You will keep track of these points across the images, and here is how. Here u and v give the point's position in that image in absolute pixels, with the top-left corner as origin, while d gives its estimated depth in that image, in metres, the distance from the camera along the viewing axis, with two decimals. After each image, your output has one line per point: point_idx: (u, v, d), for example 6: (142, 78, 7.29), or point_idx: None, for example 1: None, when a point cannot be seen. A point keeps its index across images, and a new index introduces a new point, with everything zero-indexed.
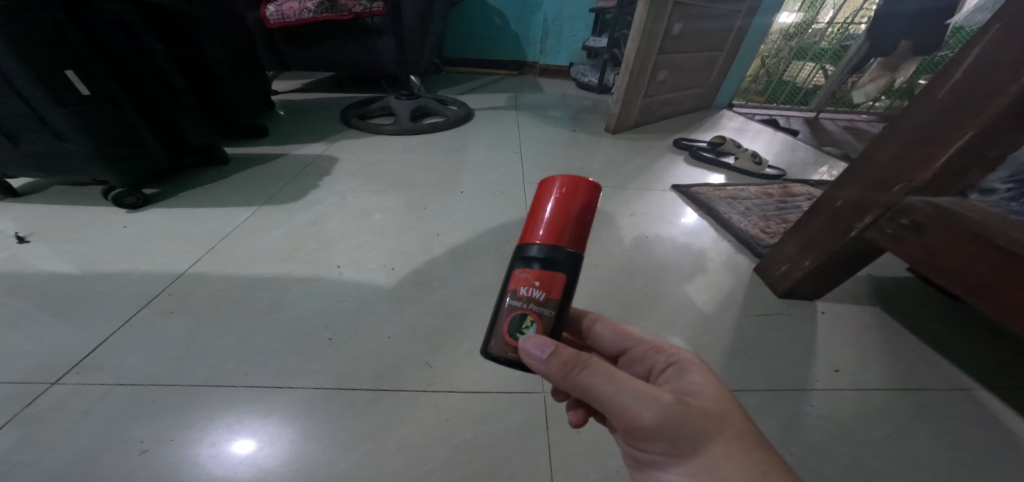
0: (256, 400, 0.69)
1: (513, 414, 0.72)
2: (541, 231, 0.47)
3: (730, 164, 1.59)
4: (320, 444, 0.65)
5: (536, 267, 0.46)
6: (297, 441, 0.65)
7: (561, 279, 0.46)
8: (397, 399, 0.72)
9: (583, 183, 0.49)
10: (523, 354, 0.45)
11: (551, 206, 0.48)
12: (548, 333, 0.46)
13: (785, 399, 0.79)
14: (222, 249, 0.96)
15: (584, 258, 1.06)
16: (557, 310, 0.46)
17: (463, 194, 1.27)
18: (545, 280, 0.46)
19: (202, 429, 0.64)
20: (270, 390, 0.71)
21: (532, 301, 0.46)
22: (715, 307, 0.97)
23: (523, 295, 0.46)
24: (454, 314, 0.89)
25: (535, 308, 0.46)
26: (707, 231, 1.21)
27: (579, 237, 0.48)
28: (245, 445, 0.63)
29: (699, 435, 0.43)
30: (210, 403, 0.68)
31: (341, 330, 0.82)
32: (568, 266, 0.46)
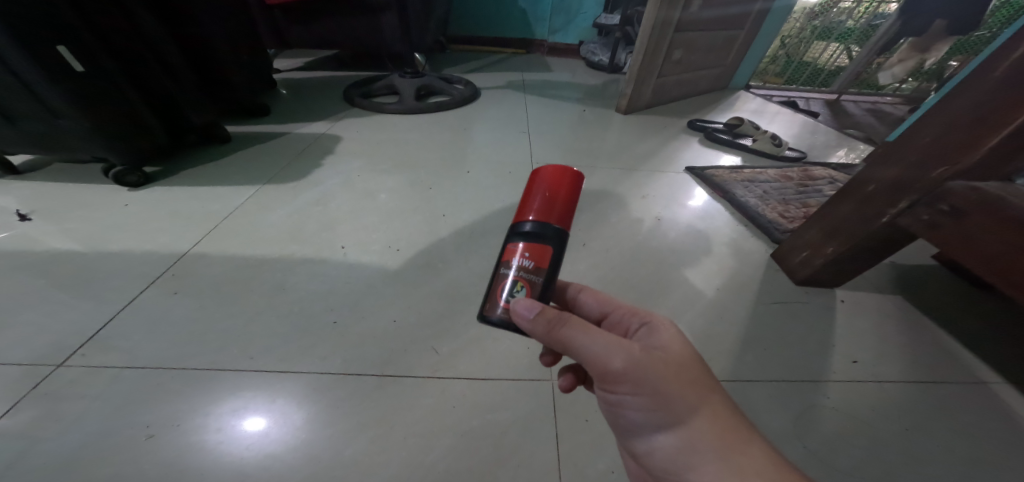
0: (262, 384, 0.68)
1: (520, 401, 0.71)
2: (532, 209, 0.48)
3: (748, 147, 1.53)
4: (327, 430, 0.63)
5: (527, 239, 0.46)
6: (304, 427, 0.63)
7: (550, 252, 0.46)
8: (403, 385, 0.70)
9: (571, 171, 0.50)
10: (512, 315, 0.44)
11: (541, 189, 0.48)
12: (537, 296, 0.45)
13: (802, 391, 0.76)
14: (223, 229, 0.93)
15: (595, 242, 1.03)
16: (547, 278, 0.46)
17: (470, 174, 1.23)
18: (535, 251, 0.46)
19: (208, 413, 0.63)
20: (275, 375, 0.69)
21: (521, 268, 0.46)
22: (730, 294, 0.93)
23: (514, 264, 0.46)
24: (460, 297, 0.86)
25: (525, 275, 0.45)
26: (722, 215, 1.17)
27: (567, 215, 0.48)
28: (253, 429, 0.62)
29: (666, 384, 0.45)
30: (214, 387, 0.66)
31: (345, 313, 0.80)
32: (556, 240, 0.46)
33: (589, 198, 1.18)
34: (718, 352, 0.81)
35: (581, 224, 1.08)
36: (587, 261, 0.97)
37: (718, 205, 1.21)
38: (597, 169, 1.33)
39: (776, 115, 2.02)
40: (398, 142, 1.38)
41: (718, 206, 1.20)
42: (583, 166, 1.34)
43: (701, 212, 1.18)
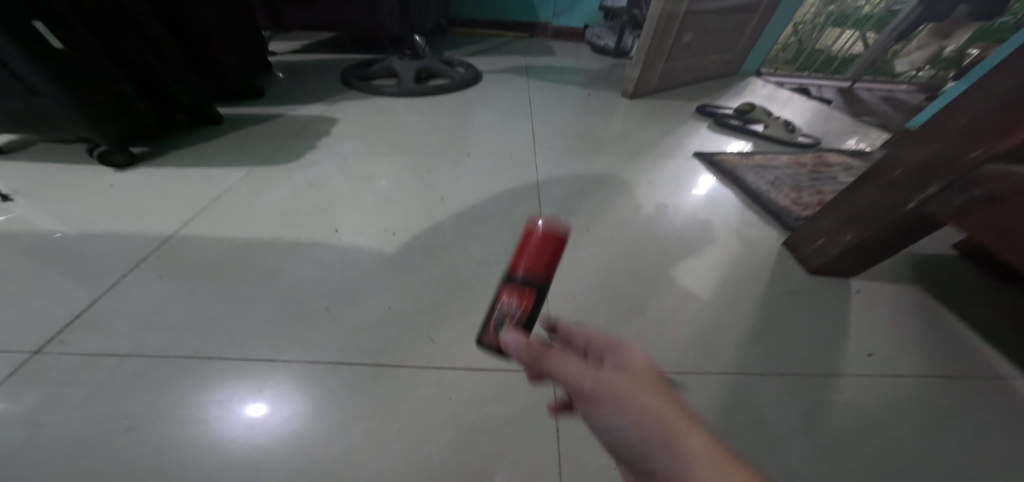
0: (249, 373, 0.64)
1: (520, 394, 0.67)
2: (525, 254, 0.50)
3: (759, 132, 1.47)
4: (317, 422, 0.60)
5: (516, 287, 0.49)
6: (295, 418, 0.60)
7: (535, 300, 0.49)
8: (398, 376, 0.67)
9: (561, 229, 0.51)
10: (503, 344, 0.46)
11: (535, 241, 0.50)
12: (522, 327, 0.49)
13: (817, 385, 0.72)
14: (211, 211, 0.89)
15: (600, 228, 0.99)
16: (530, 321, 0.49)
17: (471, 158, 1.19)
18: (522, 299, 0.49)
19: (193, 404, 0.60)
20: (263, 364, 0.66)
21: (509, 310, 0.49)
22: (741, 283, 0.89)
23: (503, 305, 0.49)
24: (458, 284, 0.82)
25: (512, 314, 0.49)
26: (733, 202, 1.12)
27: (552, 267, 0.50)
28: (249, 417, 0.60)
29: (651, 401, 0.40)
30: (200, 376, 0.63)
31: (338, 299, 0.76)
32: (541, 289, 0.49)
33: (594, 183, 1.14)
34: (729, 344, 0.77)
35: (586, 209, 1.04)
36: (590, 248, 0.94)
37: (728, 192, 1.16)
38: (602, 154, 1.28)
39: (787, 101, 1.96)
40: (397, 124, 1.33)
41: (729, 192, 1.16)
42: (588, 150, 1.29)
43: (711, 199, 1.13)
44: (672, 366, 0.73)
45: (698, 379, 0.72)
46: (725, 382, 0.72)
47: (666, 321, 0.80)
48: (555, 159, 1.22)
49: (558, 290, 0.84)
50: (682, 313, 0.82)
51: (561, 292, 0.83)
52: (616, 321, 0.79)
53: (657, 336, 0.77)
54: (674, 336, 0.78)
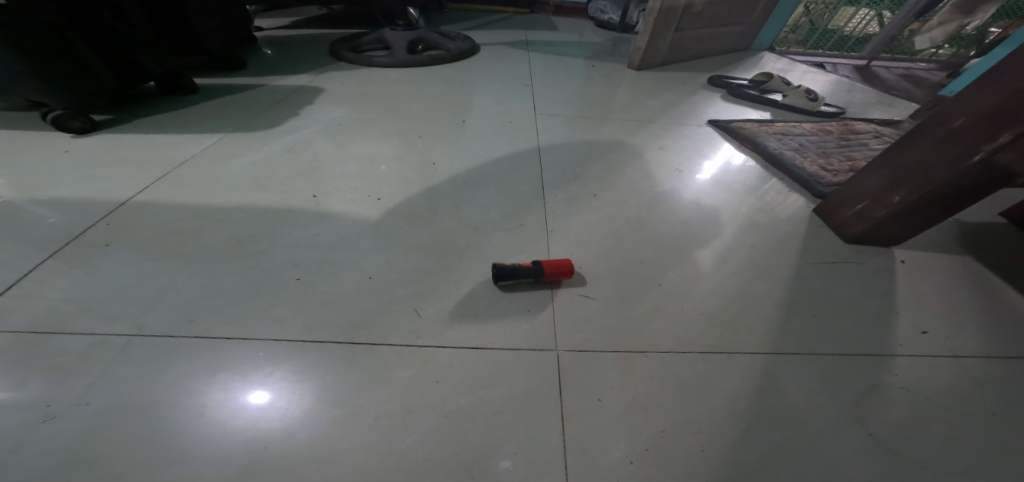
0: (202, 352, 0.55)
1: (519, 375, 0.58)
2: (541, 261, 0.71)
3: (778, 101, 1.36)
4: (280, 409, 0.51)
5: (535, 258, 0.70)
6: (255, 403, 0.51)
7: (542, 264, 0.68)
8: (378, 355, 0.58)
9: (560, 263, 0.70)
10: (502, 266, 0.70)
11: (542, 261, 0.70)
12: (517, 268, 0.68)
13: (862, 366, 0.63)
14: (175, 177, 0.80)
15: (608, 194, 0.89)
16: (521, 274, 0.67)
17: (466, 124, 1.08)
18: (535, 258, 0.70)
19: (132, 388, 0.51)
20: (217, 341, 0.56)
21: (515, 265, 0.69)
22: (769, 253, 0.79)
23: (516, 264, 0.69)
24: (450, 253, 0.73)
25: (514, 265, 0.69)
26: (753, 170, 1.02)
27: (553, 267, 0.68)
28: (243, 403, 0.51)
29: None
30: (140, 356, 0.53)
31: (310, 268, 0.66)
32: (540, 264, 0.68)
33: (601, 149, 1.04)
34: (758, 319, 0.68)
35: (592, 175, 0.94)
36: (598, 215, 0.84)
37: (746, 160, 1.06)
38: (609, 121, 1.18)
39: (804, 74, 1.84)
40: (385, 90, 1.22)
41: (747, 160, 1.06)
42: (593, 118, 1.19)
43: (729, 167, 1.03)
44: (694, 344, 0.64)
45: (726, 359, 0.62)
46: (756, 362, 0.62)
47: (687, 293, 0.70)
48: (557, 125, 1.11)
49: (562, 259, 0.74)
50: (705, 285, 0.72)
51: (566, 263, 0.74)
52: (629, 293, 0.70)
53: (676, 310, 0.68)
54: (696, 310, 0.68)
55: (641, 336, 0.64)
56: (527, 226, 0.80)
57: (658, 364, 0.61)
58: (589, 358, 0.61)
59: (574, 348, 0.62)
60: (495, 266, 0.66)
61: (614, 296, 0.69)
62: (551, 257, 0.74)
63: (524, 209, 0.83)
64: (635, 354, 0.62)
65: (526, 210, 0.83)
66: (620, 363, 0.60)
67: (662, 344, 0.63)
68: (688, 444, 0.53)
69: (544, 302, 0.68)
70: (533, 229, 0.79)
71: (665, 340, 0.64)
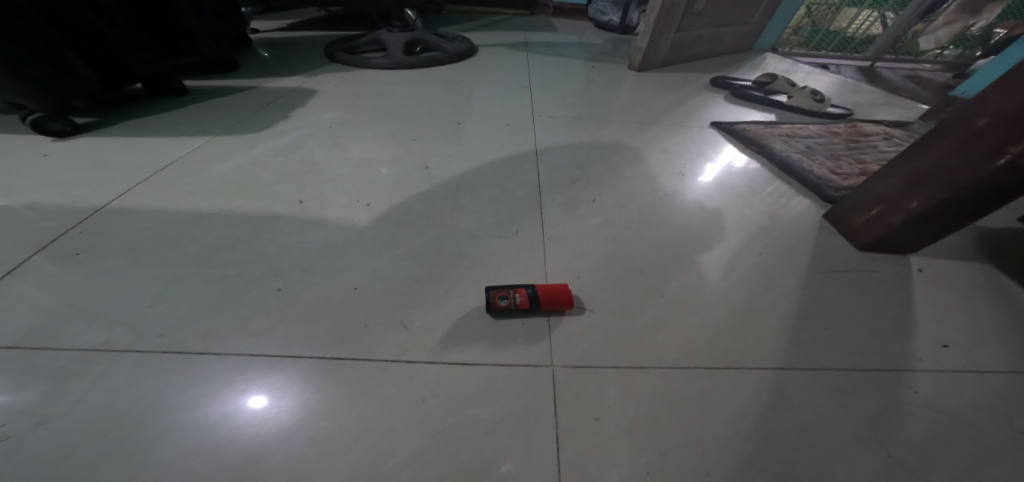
0: (168, 369, 0.51)
1: (512, 393, 0.54)
2: (541, 289, 0.64)
3: (782, 102, 1.33)
4: (251, 430, 0.47)
5: (536, 290, 0.63)
6: (224, 425, 0.47)
7: (542, 302, 0.63)
8: (360, 371, 0.54)
9: (564, 299, 0.63)
10: (497, 296, 0.63)
11: (543, 292, 0.63)
12: (514, 306, 0.62)
13: (879, 381, 0.59)
14: (156, 181, 0.76)
15: (608, 199, 0.85)
16: (517, 312, 0.63)
17: (461, 126, 1.05)
18: (536, 295, 0.63)
19: (90, 410, 0.47)
20: (186, 358, 0.52)
21: (513, 299, 0.63)
22: (777, 260, 0.75)
23: (512, 295, 0.63)
24: (441, 261, 0.69)
25: (512, 301, 0.62)
26: (759, 173, 0.98)
27: (554, 306, 0.63)
28: (215, 422, 0.47)
29: None
30: (102, 374, 0.49)
31: (292, 277, 0.63)
32: (540, 306, 0.63)
33: (600, 151, 1.00)
34: (767, 331, 0.64)
35: (591, 178, 0.90)
36: (597, 221, 0.80)
37: (750, 162, 1.02)
38: (608, 123, 1.14)
39: (808, 74, 1.80)
40: (379, 89, 1.19)
41: (752, 163, 1.02)
42: (593, 120, 1.15)
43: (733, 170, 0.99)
44: (699, 358, 0.60)
45: (733, 374, 0.58)
46: (765, 377, 0.58)
47: (691, 304, 0.67)
48: (555, 128, 1.08)
49: (560, 268, 0.70)
50: (710, 295, 0.68)
51: (564, 271, 0.70)
52: (630, 304, 0.66)
53: (680, 322, 0.64)
54: (701, 322, 0.64)
55: (643, 350, 0.60)
56: (522, 233, 0.76)
57: (661, 380, 0.57)
58: (588, 373, 0.57)
59: (571, 364, 0.58)
60: (489, 301, 0.62)
61: (614, 307, 0.65)
62: (548, 265, 0.71)
63: (520, 214, 0.80)
64: (636, 369, 0.58)
65: (522, 216, 0.79)
66: (621, 379, 0.57)
67: (664, 359, 0.59)
68: (694, 468, 0.49)
69: (540, 314, 0.64)
70: (528, 236, 0.75)
71: (668, 354, 0.60)
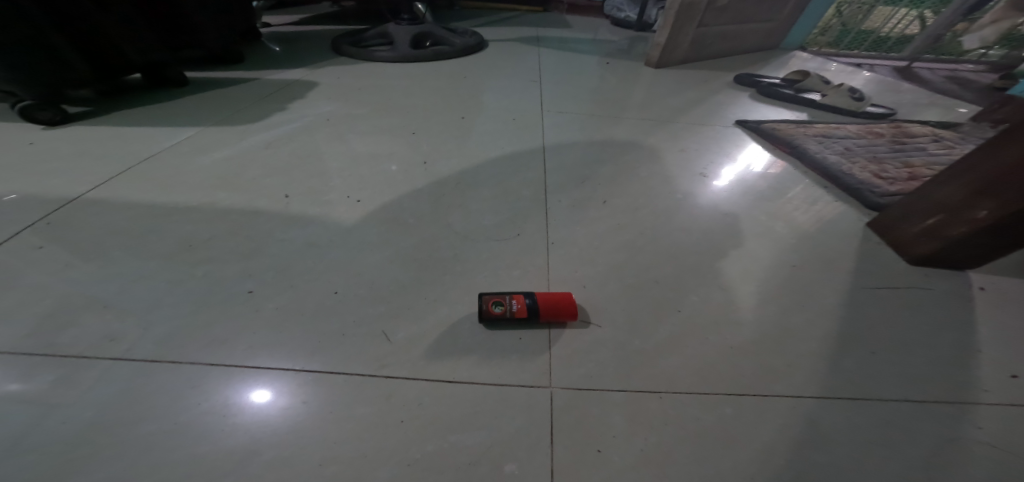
0: (114, 378, 0.45)
1: (502, 417, 0.47)
2: (540, 295, 0.57)
3: (815, 101, 1.23)
4: (197, 452, 0.41)
5: (535, 297, 0.57)
6: (168, 445, 0.41)
7: (541, 310, 0.56)
8: (332, 385, 0.48)
9: (566, 308, 0.56)
10: (491, 302, 0.56)
11: (543, 299, 0.57)
12: (510, 314, 0.55)
13: (939, 417, 0.49)
14: (134, 174, 0.73)
15: (620, 200, 0.78)
16: (513, 322, 0.56)
17: (464, 120, 0.99)
18: (535, 302, 0.56)
19: (14, 425, 0.41)
20: (135, 367, 0.46)
21: (508, 307, 0.56)
22: (812, 274, 0.66)
23: (508, 302, 0.56)
24: (432, 265, 0.63)
25: (507, 308, 0.56)
26: (789, 175, 0.89)
27: (554, 316, 0.56)
28: (163, 436, 0.42)
29: None
30: (37, 384, 0.44)
31: (267, 279, 0.57)
32: (538, 315, 0.56)
33: (613, 149, 0.92)
34: (801, 354, 0.55)
35: (601, 177, 0.83)
36: (607, 224, 0.72)
37: (773, 163, 0.94)
38: (622, 120, 1.07)
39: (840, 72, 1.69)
40: (381, 81, 1.14)
41: (777, 162, 0.94)
42: (605, 116, 1.08)
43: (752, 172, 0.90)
44: (722, 383, 0.52)
45: (764, 404, 0.50)
46: (802, 409, 0.50)
47: (711, 320, 0.59)
48: (565, 124, 1.01)
49: (564, 275, 0.63)
50: (734, 311, 0.60)
51: (568, 279, 0.63)
52: (642, 319, 0.58)
53: (699, 341, 0.56)
54: (724, 341, 0.56)
55: (656, 372, 0.52)
56: (524, 235, 0.69)
57: (678, 408, 0.49)
58: (591, 398, 0.49)
59: (572, 385, 0.51)
60: (481, 305, 0.56)
61: (623, 321, 0.58)
62: (550, 272, 0.63)
63: (522, 215, 0.73)
64: (649, 394, 0.50)
65: (524, 217, 0.72)
66: (631, 405, 0.49)
67: (681, 382, 0.51)
68: None
69: (539, 327, 0.57)
70: (530, 239, 0.69)
71: (685, 378, 0.52)
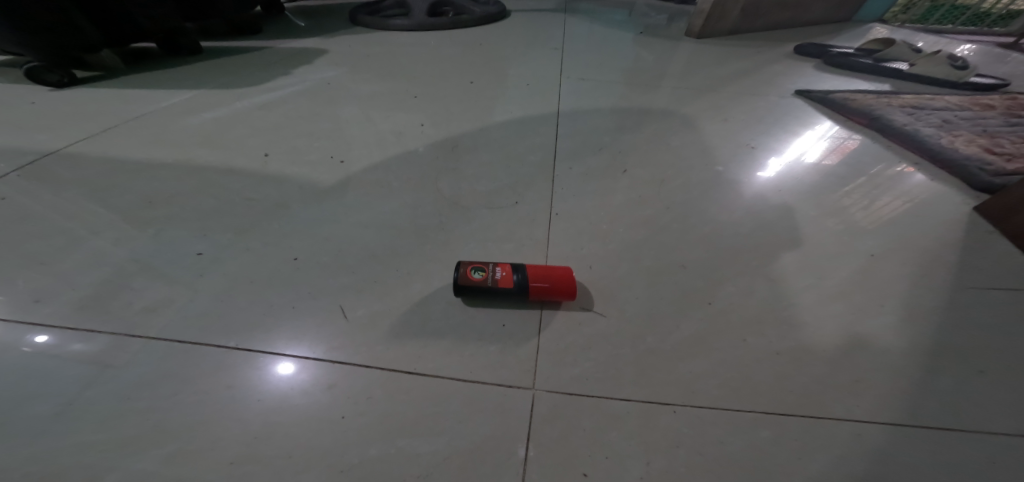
0: (22, 346, 0.40)
1: (465, 421, 0.37)
2: (532, 266, 0.47)
3: (901, 70, 1.02)
4: (84, 439, 0.35)
5: (524, 268, 0.46)
6: (53, 429, 0.35)
7: (530, 283, 0.45)
8: (263, 368, 0.40)
9: (561, 284, 0.45)
10: (470, 268, 0.46)
11: (536, 271, 0.46)
12: (492, 285, 0.45)
13: None
14: (116, 131, 0.69)
15: (645, 171, 0.65)
16: (496, 294, 0.45)
17: (474, 85, 0.89)
18: (525, 273, 0.46)
19: None
20: (48, 336, 0.41)
21: (491, 276, 0.46)
22: (894, 267, 0.51)
23: (491, 271, 0.46)
24: (410, 233, 0.54)
25: (489, 278, 0.46)
26: (864, 151, 0.72)
27: (546, 292, 0.45)
28: (58, 415, 0.36)
29: None
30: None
31: (221, 241, 0.51)
32: (527, 289, 0.45)
33: (640, 117, 0.79)
34: (878, 369, 0.41)
35: (624, 145, 0.70)
36: (626, 196, 0.60)
37: (834, 148, 0.73)
38: (657, 88, 0.93)
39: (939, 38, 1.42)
40: (392, 49, 1.06)
41: (842, 146, 0.74)
42: (637, 84, 0.94)
43: (809, 159, 0.70)
44: (762, 399, 0.39)
45: (818, 432, 0.37)
46: (876, 444, 0.36)
47: (751, 317, 0.45)
48: (587, 90, 0.88)
49: (566, 252, 0.52)
50: (785, 308, 0.46)
51: (570, 257, 0.51)
52: (659, 310, 0.46)
53: (733, 343, 0.43)
54: (769, 345, 0.43)
55: (671, 378, 0.40)
56: (522, 204, 0.58)
57: (698, 428, 0.37)
58: (583, 405, 0.38)
59: (559, 386, 0.40)
60: (457, 272, 0.45)
61: (635, 311, 0.46)
62: (550, 247, 0.52)
63: (524, 183, 0.62)
64: (659, 406, 0.38)
65: (526, 184, 0.62)
66: (634, 417, 0.37)
67: (704, 394, 0.39)
68: None
69: (528, 311, 0.46)
70: (531, 209, 0.58)
71: (712, 389, 0.40)
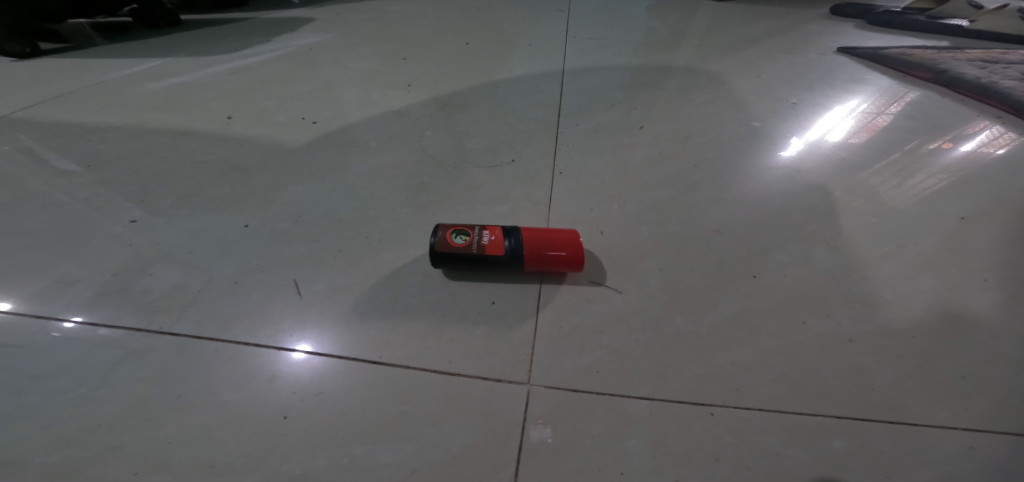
0: (44, 332, 0.33)
1: (437, 422, 0.28)
2: (528, 231, 0.38)
3: (961, 26, 0.90)
4: None
5: (519, 233, 0.37)
6: None
7: (526, 251, 0.36)
8: (193, 357, 0.32)
9: (566, 252, 0.36)
10: (450, 234, 0.37)
11: (535, 238, 0.37)
12: (478, 255, 0.36)
13: None
14: (71, 97, 0.63)
15: (668, 126, 0.55)
16: (485, 265, 0.37)
17: (471, 45, 0.80)
18: (520, 239, 0.37)
19: None
20: (75, 319, 0.34)
21: (479, 243, 0.37)
22: (993, 234, 0.40)
23: (478, 237, 0.37)
24: (385, 195, 0.46)
25: (476, 244, 0.37)
26: (928, 105, 0.61)
27: (547, 263, 0.36)
28: None
29: None
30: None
31: (164, 208, 0.44)
32: (522, 259, 0.36)
33: (659, 73, 0.69)
34: (988, 363, 0.31)
35: (642, 101, 0.61)
36: (646, 154, 0.51)
37: (863, 125, 0.58)
38: (677, 45, 0.82)
39: None
40: (385, 14, 0.98)
41: (871, 122, 0.58)
42: (654, 42, 0.84)
43: (833, 138, 0.55)
44: (832, 400, 0.29)
45: (917, 445, 0.27)
46: (1001, 461, 0.26)
47: (807, 295, 0.35)
48: (597, 49, 0.79)
49: (570, 216, 0.43)
50: (853, 283, 0.36)
51: (576, 221, 0.42)
52: (688, 283, 0.37)
53: (788, 327, 0.33)
54: (838, 330, 0.33)
55: (706, 371, 0.31)
56: (520, 163, 0.50)
57: (746, 436, 0.27)
58: (593, 406, 0.29)
59: (559, 380, 0.30)
60: (435, 237, 0.37)
61: (658, 285, 0.37)
62: (552, 210, 0.43)
63: (523, 141, 0.53)
64: (693, 407, 0.29)
65: (524, 142, 0.53)
66: (659, 420, 0.28)
67: (753, 392, 0.29)
68: None
69: (520, 285, 0.37)
70: (530, 167, 0.49)
71: (764, 385, 0.30)
